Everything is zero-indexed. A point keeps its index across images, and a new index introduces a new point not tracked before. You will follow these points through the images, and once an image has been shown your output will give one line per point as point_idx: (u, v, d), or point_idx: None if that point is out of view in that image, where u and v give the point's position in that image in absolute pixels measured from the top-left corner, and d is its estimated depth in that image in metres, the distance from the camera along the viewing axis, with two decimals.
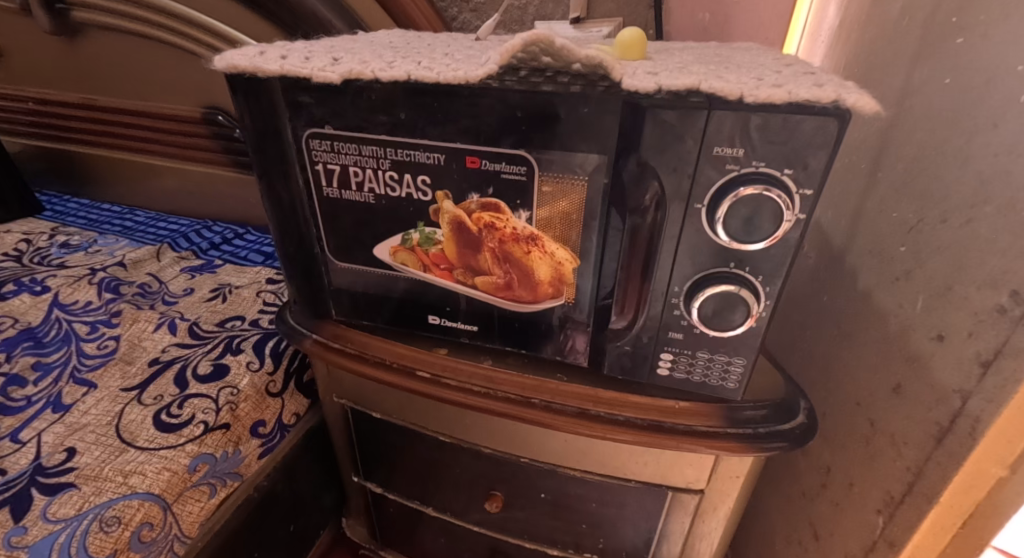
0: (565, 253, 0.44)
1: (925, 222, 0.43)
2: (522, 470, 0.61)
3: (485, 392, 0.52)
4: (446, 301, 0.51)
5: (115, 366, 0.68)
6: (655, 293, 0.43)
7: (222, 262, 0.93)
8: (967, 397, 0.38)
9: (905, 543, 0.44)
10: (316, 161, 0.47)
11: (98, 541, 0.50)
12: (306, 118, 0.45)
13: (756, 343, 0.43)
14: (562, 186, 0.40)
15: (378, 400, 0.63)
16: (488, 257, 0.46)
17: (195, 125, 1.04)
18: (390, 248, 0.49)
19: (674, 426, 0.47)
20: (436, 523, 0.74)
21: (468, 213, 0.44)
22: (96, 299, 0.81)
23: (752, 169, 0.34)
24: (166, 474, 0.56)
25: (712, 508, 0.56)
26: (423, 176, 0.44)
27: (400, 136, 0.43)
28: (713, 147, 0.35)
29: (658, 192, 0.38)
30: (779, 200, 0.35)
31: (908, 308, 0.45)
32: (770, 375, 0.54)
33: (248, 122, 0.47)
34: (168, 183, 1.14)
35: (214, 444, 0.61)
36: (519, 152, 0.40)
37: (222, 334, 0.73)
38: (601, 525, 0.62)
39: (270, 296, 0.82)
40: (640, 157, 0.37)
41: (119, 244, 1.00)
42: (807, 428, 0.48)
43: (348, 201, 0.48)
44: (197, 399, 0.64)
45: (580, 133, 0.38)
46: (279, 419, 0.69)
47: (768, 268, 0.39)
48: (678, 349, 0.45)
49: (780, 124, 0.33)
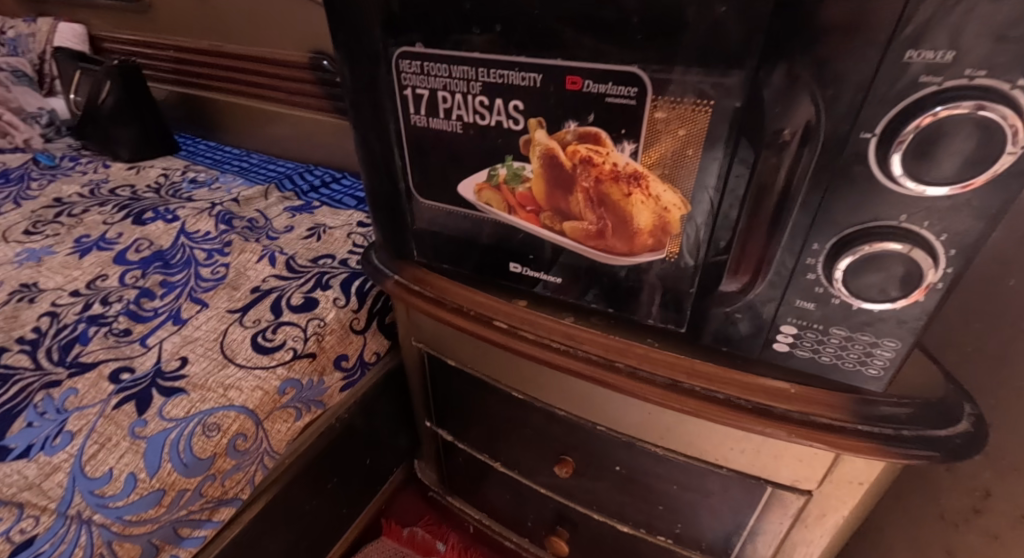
0: (674, 197, 0.37)
1: None
2: (598, 439, 0.56)
3: (565, 349, 0.48)
4: (531, 247, 0.46)
5: (223, 290, 0.73)
6: (784, 251, 0.35)
7: (320, 204, 0.96)
8: None
9: None
10: (405, 85, 0.44)
11: (201, 443, 0.54)
12: (398, 34, 0.41)
13: (919, 322, 0.34)
14: (678, 113, 0.34)
15: (455, 348, 0.62)
16: (580, 199, 0.40)
17: (304, 70, 1.07)
18: (475, 186, 0.46)
19: (786, 413, 0.40)
20: (504, 480, 0.73)
21: (562, 145, 0.39)
22: (213, 229, 0.87)
23: (962, 80, 0.26)
24: (259, 393, 0.60)
25: (818, 514, 0.48)
26: (516, 101, 0.39)
27: (493, 54, 0.38)
28: (905, 51, 0.26)
29: (808, 118, 0.30)
30: (1000, 123, 0.25)
31: None
32: (918, 369, 0.44)
33: (339, 43, 0.45)
34: (280, 128, 1.20)
35: (301, 371, 0.63)
36: (630, 70, 0.34)
37: (315, 269, 0.75)
38: (681, 511, 0.56)
39: (360, 238, 0.83)
40: (791, 68, 0.29)
41: (236, 182, 1.07)
42: (971, 437, 0.37)
43: (434, 130, 0.45)
44: (289, 326, 0.66)
45: (710, 41, 0.30)
46: (361, 356, 0.71)
47: (959, 225, 0.30)
48: (805, 322, 0.37)
49: (1023, 12, 0.23)
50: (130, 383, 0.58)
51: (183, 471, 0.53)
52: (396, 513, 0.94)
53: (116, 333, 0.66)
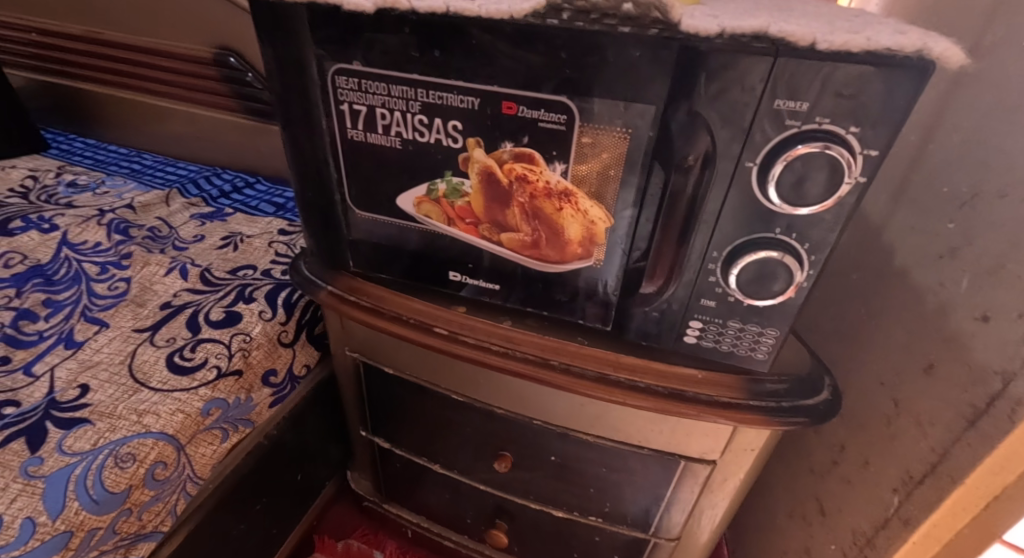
0: (600, 212, 0.42)
1: (980, 197, 0.42)
2: (534, 432, 0.61)
3: (504, 351, 0.51)
4: (469, 257, 0.49)
5: (126, 307, 0.67)
6: (690, 258, 0.42)
7: (233, 211, 0.91)
8: (1010, 379, 0.37)
9: (920, 521, 0.45)
10: (341, 100, 0.44)
11: (114, 476, 0.50)
12: (333, 49, 0.41)
13: (791, 313, 0.41)
14: (602, 138, 0.38)
15: (391, 355, 0.63)
16: (517, 213, 0.44)
17: (206, 66, 1.00)
18: (413, 199, 0.47)
19: (696, 396, 0.46)
20: (443, 481, 0.75)
21: (499, 163, 0.42)
22: (105, 240, 0.79)
23: (814, 125, 0.32)
24: (180, 417, 0.55)
25: (722, 479, 0.56)
26: (455, 121, 0.41)
27: (432, 77, 0.40)
28: (773, 100, 0.33)
29: (706, 148, 0.36)
30: (839, 158, 0.33)
31: (952, 287, 0.44)
32: (796, 351, 0.53)
33: (268, 55, 0.44)
34: (179, 127, 1.11)
35: (226, 389, 0.60)
36: (560, 98, 0.37)
37: (234, 281, 0.72)
38: (609, 490, 0.62)
39: (282, 247, 0.81)
40: (691, 107, 0.35)
41: (128, 186, 0.97)
42: (830, 403, 0.47)
43: (371, 144, 0.46)
44: (209, 343, 0.63)
45: (626, 80, 0.35)
46: (290, 370, 0.69)
47: (817, 235, 0.37)
48: (708, 317, 0.44)
49: (850, 77, 0.31)
50: (15, 419, 0.52)
51: (92, 508, 0.48)
52: (329, 527, 0.92)
53: None
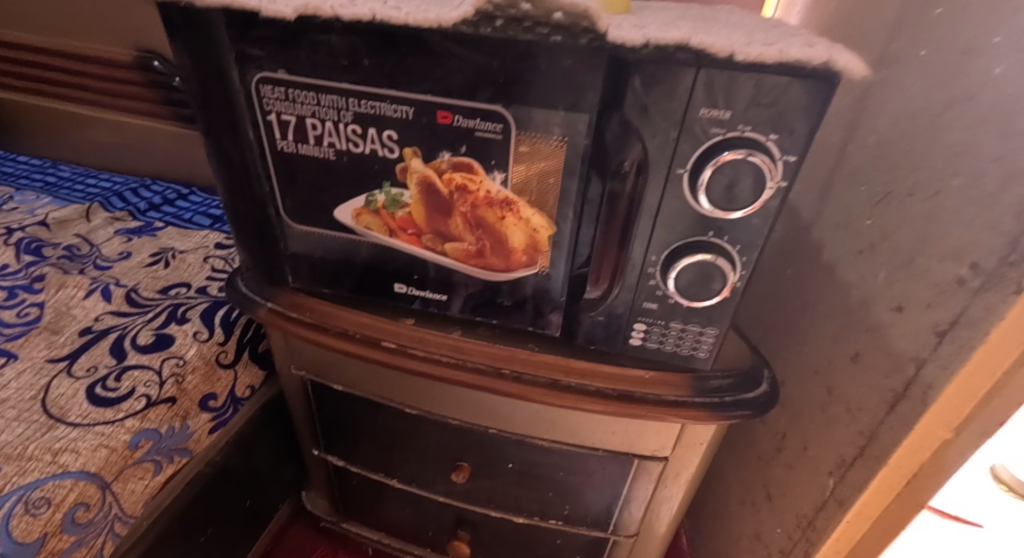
0: (542, 219, 0.42)
1: (893, 195, 0.45)
2: (489, 440, 0.60)
3: (454, 362, 0.50)
4: (414, 268, 0.48)
5: (39, 335, 0.62)
6: (631, 262, 0.42)
7: (163, 224, 0.85)
8: (922, 364, 0.39)
9: (853, 501, 0.47)
10: (268, 111, 0.42)
11: (25, 525, 0.45)
12: (254, 57, 0.39)
13: (728, 312, 0.43)
14: (539, 147, 0.38)
15: (339, 371, 0.61)
16: (459, 222, 0.43)
17: (127, 70, 0.94)
18: (352, 211, 0.46)
19: (644, 396, 0.47)
20: (400, 494, 0.73)
21: (438, 173, 0.41)
22: (14, 262, 0.73)
23: (737, 133, 0.34)
24: (104, 452, 0.51)
25: (674, 474, 0.58)
26: (389, 131, 0.40)
27: (363, 87, 0.38)
28: (699, 108, 0.33)
29: (640, 155, 0.37)
30: (761, 165, 0.34)
31: (871, 279, 0.47)
32: (737, 346, 0.55)
33: (185, 64, 0.41)
34: (100, 135, 1.04)
35: (158, 418, 0.56)
36: (496, 108, 0.37)
37: (165, 301, 0.68)
38: (567, 492, 0.62)
39: (219, 262, 0.77)
40: (623, 116, 0.35)
41: (41, 201, 0.90)
42: (769, 396, 0.49)
43: (303, 155, 0.44)
44: (137, 370, 0.58)
45: (558, 88, 0.35)
46: (231, 392, 0.65)
47: (746, 237, 0.38)
48: (651, 319, 0.45)
49: (767, 87, 0.32)
50: None
51: None
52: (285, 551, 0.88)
53: None
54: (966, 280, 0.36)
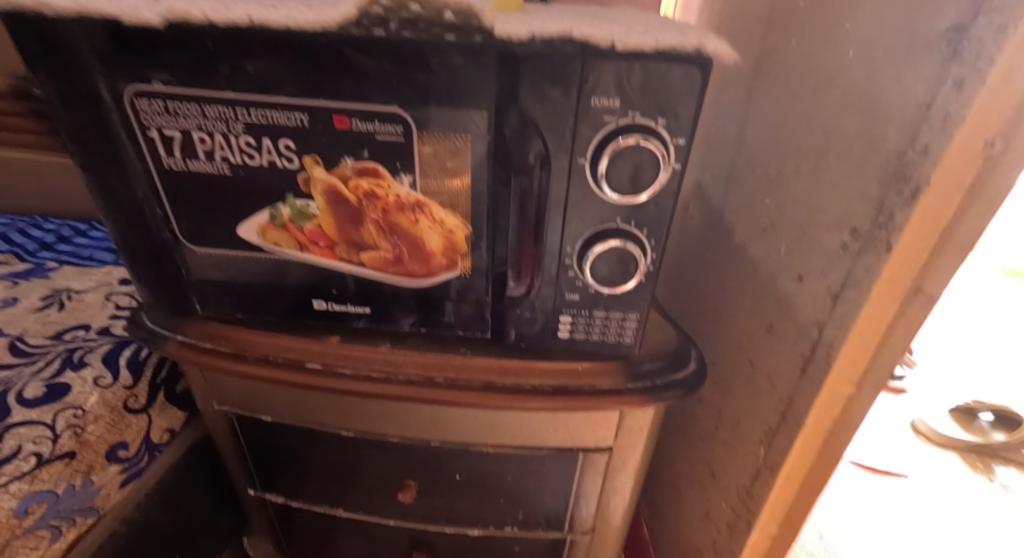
0: (456, 220, 0.41)
1: (784, 172, 0.48)
2: (432, 453, 0.58)
3: (385, 376, 0.48)
4: (331, 282, 0.46)
5: None
6: (550, 256, 0.42)
7: (59, 264, 0.78)
8: (823, 327, 0.41)
9: (781, 466, 0.49)
10: (149, 127, 0.39)
11: None
12: (124, 71, 0.36)
13: (647, 296, 0.44)
14: (442, 147, 0.38)
15: (265, 401, 0.57)
16: (372, 230, 0.42)
17: (5, 100, 0.86)
18: (257, 227, 0.43)
19: (579, 388, 0.47)
20: (347, 524, 0.70)
21: (344, 180, 0.40)
22: None
23: (629, 119, 0.34)
24: None
25: (621, 463, 0.58)
26: (286, 140, 0.38)
27: (250, 95, 0.36)
28: (590, 97, 0.34)
29: (542, 148, 0.37)
30: (655, 150, 0.35)
31: (775, 253, 0.49)
32: (664, 329, 0.57)
33: (46, 83, 0.38)
34: None
35: (53, 478, 0.51)
36: (393, 109, 0.36)
37: (60, 347, 0.61)
38: (517, 497, 0.61)
39: (124, 299, 0.71)
40: (520, 108, 0.35)
41: None
42: (696, 374, 0.50)
43: (195, 173, 0.41)
44: (25, 427, 0.52)
45: (451, 86, 0.35)
46: (145, 439, 0.60)
47: (653, 221, 0.39)
48: (576, 311, 0.45)
49: (649, 74, 0.33)
50: None
51: None
52: None
53: None
54: (849, 244, 0.38)
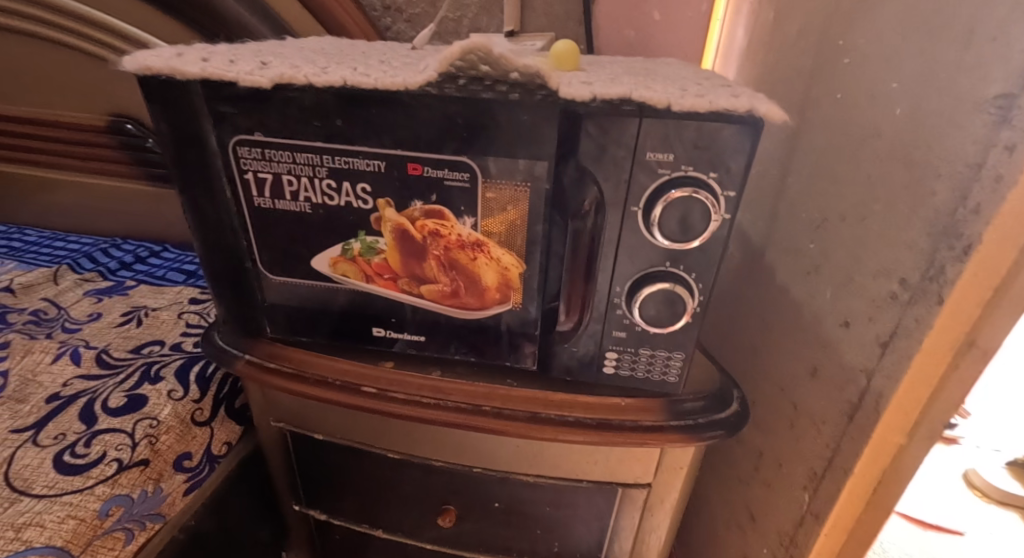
0: (511, 258, 0.44)
1: (829, 220, 0.49)
2: (473, 480, 0.60)
3: (435, 402, 0.51)
4: (392, 312, 0.50)
5: (3, 405, 0.60)
6: (599, 295, 0.45)
7: (135, 283, 0.85)
8: (872, 375, 0.42)
9: (827, 514, 0.49)
10: (244, 170, 0.44)
11: None
12: (229, 121, 0.41)
13: (692, 336, 0.45)
14: (504, 193, 0.41)
15: (319, 420, 0.60)
16: (434, 265, 0.45)
17: (97, 134, 0.95)
18: (329, 259, 0.47)
19: (622, 423, 0.48)
20: (385, 545, 0.72)
21: (412, 220, 0.43)
22: None
23: (681, 173, 0.37)
24: (72, 523, 0.49)
25: (659, 500, 0.58)
26: (363, 183, 0.42)
27: (336, 145, 0.41)
28: (645, 153, 0.37)
29: (597, 196, 0.40)
30: (706, 201, 0.37)
31: (820, 298, 0.50)
32: (706, 369, 0.58)
33: (163, 129, 0.43)
34: (68, 198, 1.04)
35: (130, 483, 0.55)
36: (462, 159, 0.40)
37: (138, 360, 0.67)
38: (554, 528, 0.62)
39: (193, 317, 0.76)
40: (578, 161, 0.39)
41: (6, 266, 0.88)
42: (739, 415, 0.51)
43: (280, 211, 0.46)
44: (108, 435, 0.57)
45: (516, 139, 0.38)
46: (207, 451, 0.64)
47: (700, 266, 0.41)
48: (621, 347, 0.47)
49: (702, 132, 0.35)
50: None
51: None
52: None
53: None
54: (897, 294, 0.39)
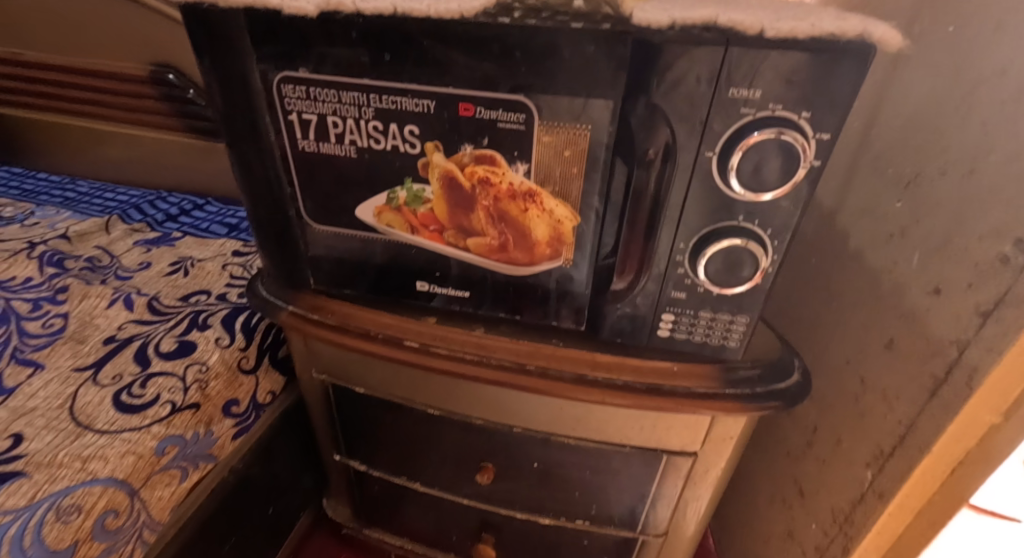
0: (566, 210, 0.41)
1: (924, 176, 0.44)
2: (513, 440, 0.59)
3: (479, 360, 0.49)
4: (436, 265, 0.48)
5: (64, 345, 0.62)
6: (659, 251, 0.42)
7: (181, 235, 0.86)
8: (965, 347, 0.38)
9: (894, 494, 0.46)
10: (289, 111, 0.42)
11: (56, 533, 0.44)
12: (276, 58, 0.39)
13: (759, 299, 0.42)
14: (563, 137, 0.38)
15: (361, 374, 0.60)
16: (482, 217, 0.43)
17: (143, 84, 0.95)
18: (374, 208, 0.46)
19: (674, 389, 0.46)
20: (422, 499, 0.72)
21: (460, 166, 0.41)
22: (37, 275, 0.73)
23: (768, 112, 0.33)
24: (132, 458, 0.51)
25: (704, 470, 0.56)
26: (411, 126, 0.40)
27: (384, 81, 0.38)
28: (728, 89, 0.33)
29: (667, 140, 0.36)
30: (793, 143, 0.33)
31: (904, 264, 0.46)
32: (765, 337, 0.54)
33: (207, 68, 0.42)
34: (117, 150, 1.05)
35: (182, 425, 0.56)
36: (517, 98, 0.37)
37: (186, 309, 0.68)
38: (594, 493, 0.61)
39: (237, 269, 0.77)
40: (649, 99, 0.35)
41: (62, 215, 0.90)
42: (801, 386, 0.48)
43: (325, 155, 0.44)
44: (161, 378, 0.58)
45: (582, 76, 0.35)
46: (253, 398, 0.65)
47: (778, 221, 0.38)
48: (679, 310, 0.44)
49: (797, 63, 0.31)
50: None
51: None
52: None
53: None
54: (1010, 258, 0.35)
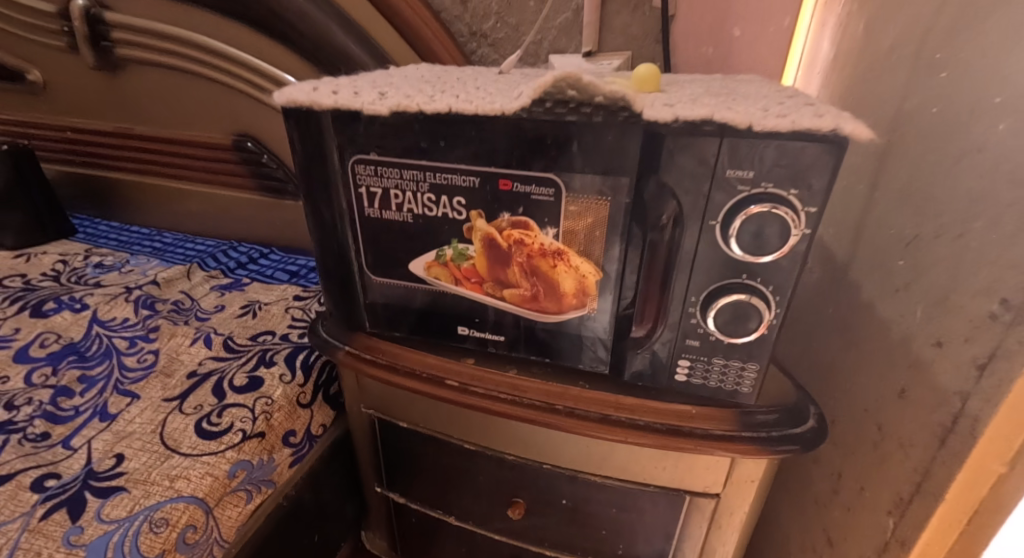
0: (589, 266, 0.47)
1: (922, 237, 0.48)
2: (544, 476, 0.63)
3: (512, 399, 0.55)
4: (476, 312, 0.54)
5: (156, 378, 0.71)
6: (673, 303, 0.47)
7: (250, 281, 0.97)
8: (967, 398, 0.41)
9: (914, 541, 0.47)
10: (359, 184, 0.51)
11: (149, 541, 0.51)
12: (352, 143, 0.48)
13: (767, 348, 0.46)
14: (587, 207, 0.44)
15: (406, 410, 0.66)
16: (517, 271, 0.49)
17: (226, 151, 1.09)
18: (424, 263, 0.53)
19: (692, 430, 0.50)
20: (458, 533, 0.76)
21: (499, 230, 0.48)
22: (133, 316, 0.84)
23: (761, 189, 0.39)
24: (209, 479, 0.58)
25: (728, 513, 0.59)
26: (458, 197, 0.48)
27: (438, 161, 0.46)
28: (726, 170, 0.39)
29: (676, 210, 0.42)
30: (785, 216, 0.39)
31: (910, 317, 0.49)
32: (781, 383, 0.57)
33: (296, 149, 0.51)
34: (198, 206, 1.19)
35: (251, 451, 0.64)
36: (548, 175, 0.44)
37: (255, 347, 0.77)
38: (621, 532, 0.64)
39: (298, 312, 0.86)
40: (659, 178, 0.42)
41: (152, 263, 1.03)
42: (817, 431, 0.50)
43: (386, 220, 0.52)
44: (235, 408, 0.66)
45: (603, 158, 0.42)
46: (308, 430, 0.72)
47: (779, 279, 0.43)
48: (694, 356, 0.49)
49: (785, 150, 0.37)
50: (56, 491, 0.54)
51: None
52: None
53: (32, 438, 0.62)
54: (998, 315, 0.38)
